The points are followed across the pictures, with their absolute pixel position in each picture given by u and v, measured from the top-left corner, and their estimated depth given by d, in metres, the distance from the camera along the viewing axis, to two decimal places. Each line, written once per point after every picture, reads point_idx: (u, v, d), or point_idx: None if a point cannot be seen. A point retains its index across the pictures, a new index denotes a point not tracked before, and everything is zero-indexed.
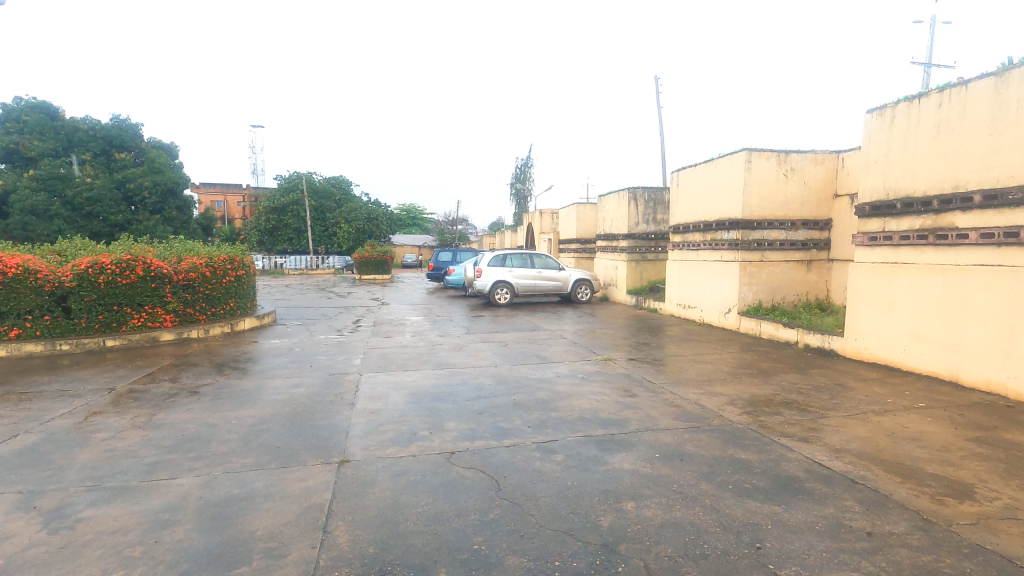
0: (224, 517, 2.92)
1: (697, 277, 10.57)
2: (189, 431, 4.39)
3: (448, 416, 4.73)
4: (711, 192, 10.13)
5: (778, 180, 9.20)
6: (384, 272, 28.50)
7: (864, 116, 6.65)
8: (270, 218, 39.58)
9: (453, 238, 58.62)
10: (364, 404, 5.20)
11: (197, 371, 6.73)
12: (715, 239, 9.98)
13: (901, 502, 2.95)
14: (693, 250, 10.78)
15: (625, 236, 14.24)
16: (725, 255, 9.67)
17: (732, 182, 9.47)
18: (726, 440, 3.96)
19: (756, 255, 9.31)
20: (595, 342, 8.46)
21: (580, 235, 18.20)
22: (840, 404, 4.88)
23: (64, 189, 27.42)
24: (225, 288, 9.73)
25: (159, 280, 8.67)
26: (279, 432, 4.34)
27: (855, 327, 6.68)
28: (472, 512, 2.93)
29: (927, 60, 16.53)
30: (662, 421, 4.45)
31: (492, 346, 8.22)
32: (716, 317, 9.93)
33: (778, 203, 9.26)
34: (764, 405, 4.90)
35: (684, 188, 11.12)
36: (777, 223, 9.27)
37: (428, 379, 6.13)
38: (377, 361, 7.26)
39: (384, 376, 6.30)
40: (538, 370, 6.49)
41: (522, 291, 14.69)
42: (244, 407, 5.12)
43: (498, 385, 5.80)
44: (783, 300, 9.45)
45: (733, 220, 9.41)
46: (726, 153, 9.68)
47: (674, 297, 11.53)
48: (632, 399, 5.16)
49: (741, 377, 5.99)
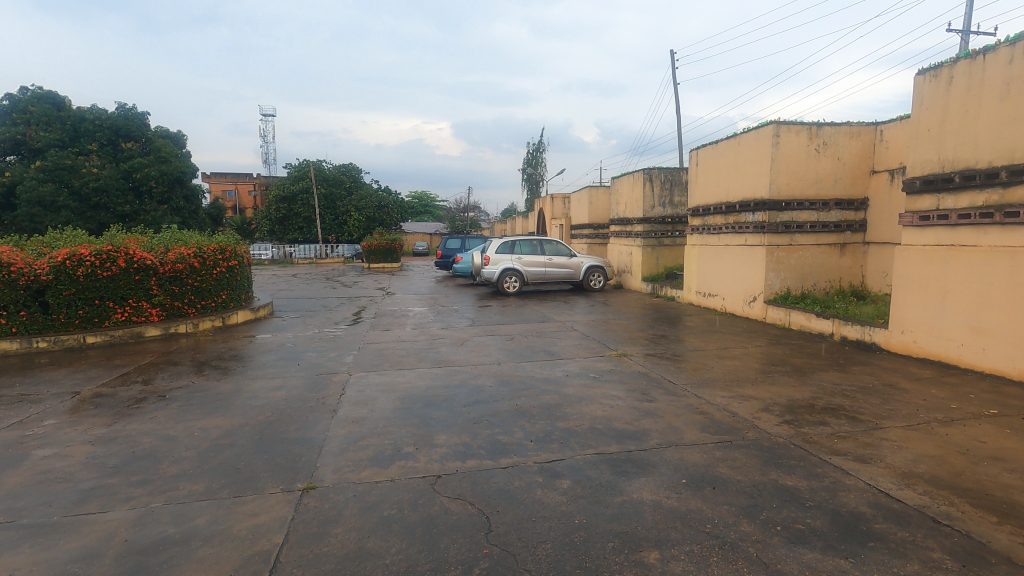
0: (145, 572, 2.35)
1: (719, 263, 9.83)
2: (142, 447, 3.84)
3: (440, 427, 4.13)
4: (734, 171, 9.37)
5: (809, 156, 8.43)
6: (393, 261, 28.01)
7: (915, 78, 5.85)
8: (280, 207, 39.26)
9: (464, 225, 57.98)
10: (347, 411, 4.63)
11: (175, 371, 6.21)
12: (739, 222, 9.23)
13: (1007, 555, 2.28)
14: (713, 234, 10.04)
15: (640, 220, 13.50)
16: (750, 240, 8.93)
17: (757, 159, 8.71)
18: (766, 460, 3.31)
19: (784, 239, 8.56)
20: (608, 335, 7.80)
21: (593, 220, 17.45)
22: (895, 411, 4.19)
23: (71, 180, 27.17)
24: (216, 279, 9.20)
25: (143, 272, 8.16)
26: (244, 448, 3.77)
27: (902, 318, 5.96)
28: (453, 566, 2.32)
29: (966, 28, 15.37)
30: (687, 434, 3.80)
31: (497, 340, 7.62)
32: (740, 307, 9.22)
33: (808, 181, 8.50)
34: (805, 412, 4.23)
35: (704, 167, 10.36)
36: (808, 203, 8.51)
37: (424, 380, 5.54)
38: (371, 358, 6.68)
39: (375, 377, 5.72)
40: (545, 369, 5.85)
41: (532, 279, 14.05)
42: (214, 415, 4.56)
43: (500, 388, 5.18)
44: (814, 288, 8.69)
45: (759, 201, 8.67)
46: (750, 128, 8.92)
47: (694, 285, 10.80)
48: (651, 405, 4.50)
49: (773, 377, 5.32)
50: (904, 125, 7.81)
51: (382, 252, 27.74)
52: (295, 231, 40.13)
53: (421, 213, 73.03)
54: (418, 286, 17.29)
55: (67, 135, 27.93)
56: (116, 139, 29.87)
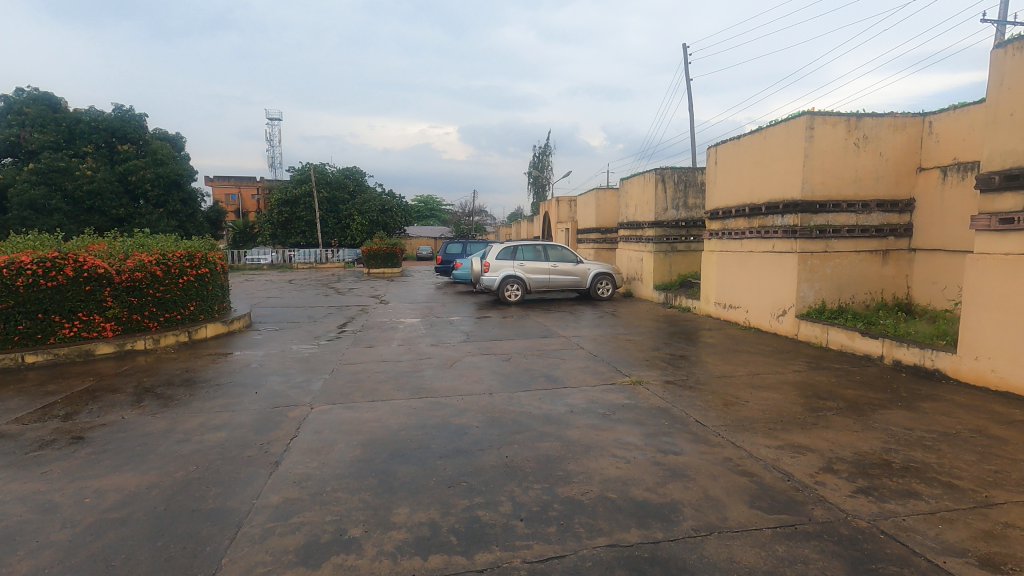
0: None
1: (742, 271, 8.82)
2: (6, 523, 2.89)
3: (405, 492, 3.16)
4: (759, 168, 8.39)
5: (846, 152, 7.44)
6: (394, 266, 27.11)
7: (990, 52, 4.89)
8: (281, 211, 38.42)
9: (469, 230, 57.14)
10: (294, 462, 3.67)
11: (110, 400, 5.28)
12: (765, 226, 8.24)
13: None
14: (735, 240, 9.05)
15: (651, 224, 12.51)
16: (778, 246, 7.93)
17: (787, 156, 7.73)
18: (853, 566, 2.32)
19: (819, 245, 7.54)
20: (619, 355, 6.82)
21: (600, 224, 16.46)
22: (1002, 474, 3.18)
23: (64, 182, 26.56)
24: (182, 289, 8.30)
25: (95, 281, 7.27)
26: (138, 527, 2.82)
27: (975, 342, 4.96)
28: None
29: (1003, 19, 14.34)
30: (733, 511, 2.82)
31: (491, 361, 6.65)
32: (767, 321, 8.20)
33: (846, 179, 7.50)
34: (883, 475, 3.22)
35: (724, 165, 9.38)
36: (846, 205, 7.52)
37: (398, 417, 4.58)
38: (343, 384, 5.72)
39: (341, 412, 4.76)
40: (545, 402, 4.87)
41: (535, 287, 13.08)
42: (125, 468, 3.62)
43: (488, 430, 4.19)
44: (852, 301, 7.66)
45: (789, 202, 7.68)
46: (778, 121, 7.95)
47: (712, 296, 9.80)
48: (679, 460, 3.51)
49: (826, 416, 4.31)
50: (959, 115, 6.82)
51: (382, 257, 26.89)
52: (297, 235, 38.87)
53: (426, 217, 72.52)
54: (415, 293, 16.39)
55: (62, 137, 27.31)
56: (112, 141, 29.17)
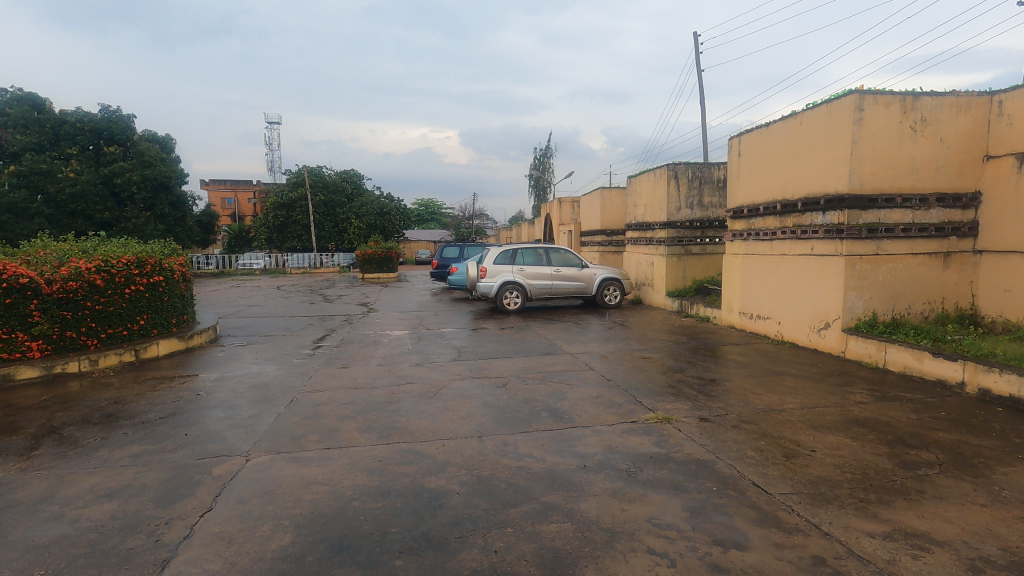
0: None
1: (773, 277, 7.71)
2: None
3: None
4: (793, 158, 7.28)
5: (901, 137, 6.33)
6: (390, 271, 26.03)
7: None
8: (277, 214, 37.34)
9: (469, 233, 56.09)
10: (189, 560, 2.56)
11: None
12: (802, 225, 7.13)
13: None
14: (764, 242, 7.95)
15: (663, 225, 11.40)
16: (819, 248, 6.81)
17: (829, 143, 6.63)
18: None
19: (869, 247, 6.42)
20: (636, 379, 5.72)
21: (606, 225, 15.36)
22: None
23: (47, 185, 25.62)
24: (129, 300, 7.21)
25: (18, 294, 6.20)
26: None
27: None
28: None
29: None
30: None
31: (483, 387, 5.54)
32: (805, 335, 7.09)
33: (901, 170, 6.39)
34: None
35: (749, 157, 8.29)
36: (900, 200, 6.42)
37: (356, 476, 3.46)
38: (298, 421, 4.61)
39: (283, 467, 3.64)
40: (548, 452, 3.75)
41: (536, 293, 11.97)
42: None
43: (471, 501, 3.07)
44: (908, 311, 6.53)
45: (833, 197, 6.57)
46: (817, 103, 6.85)
47: (736, 305, 8.69)
48: (748, 562, 2.39)
49: (928, 477, 3.19)
50: None
51: (377, 261, 25.79)
52: (294, 240, 37.92)
53: (426, 220, 71.63)
54: (407, 300, 15.31)
55: (45, 138, 26.31)
56: (98, 142, 28.09)
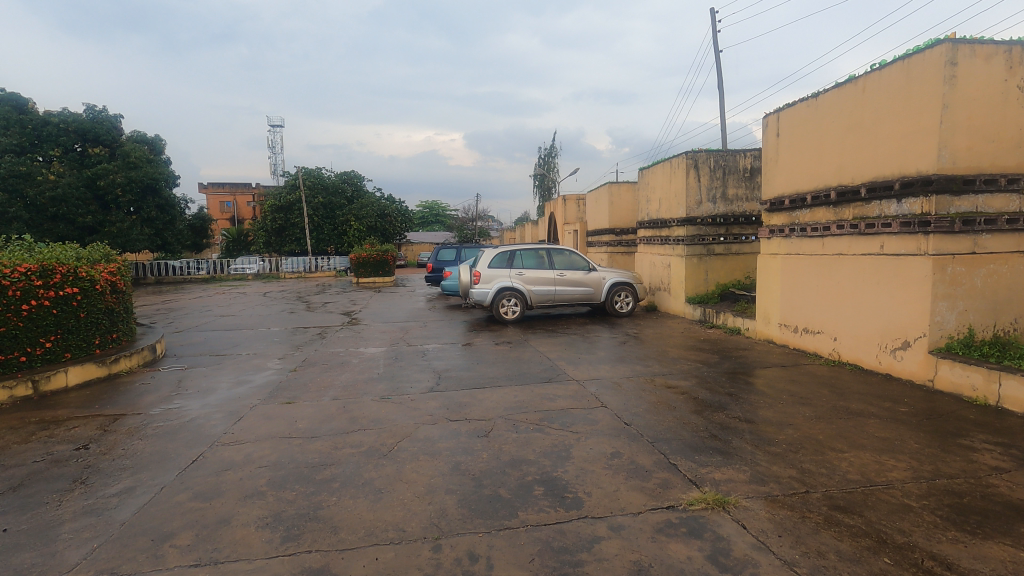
0: None
1: (827, 282, 6.22)
2: None
3: None
4: (854, 133, 5.81)
5: (1005, 101, 4.87)
6: (387, 275, 24.66)
7: None
8: (275, 218, 35.99)
9: (472, 235, 54.70)
10: None
11: None
12: (867, 217, 5.66)
13: None
14: (813, 239, 6.47)
15: (681, 221, 9.93)
16: (893, 246, 5.33)
17: (906, 111, 5.15)
18: None
19: (964, 244, 4.91)
20: (665, 423, 4.25)
21: (614, 224, 13.90)
22: None
23: (26, 189, 24.43)
24: (29, 319, 5.84)
25: None
26: None
27: None
28: None
29: None
30: None
31: (458, 437, 4.08)
32: (873, 356, 5.61)
33: (1005, 142, 4.91)
34: None
35: (791, 137, 6.82)
36: (1002, 182, 4.94)
37: None
38: (181, 503, 3.17)
39: None
40: None
41: (537, 301, 10.54)
42: None
43: None
44: (1014, 326, 5.05)
45: (914, 180, 5.07)
46: (887, 63, 5.40)
47: (776, 316, 7.21)
48: None
49: None
50: None
51: (371, 265, 24.29)
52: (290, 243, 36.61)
53: (429, 223, 70.22)
54: (397, 308, 13.89)
55: (26, 139, 25.00)
56: (82, 143, 26.85)
